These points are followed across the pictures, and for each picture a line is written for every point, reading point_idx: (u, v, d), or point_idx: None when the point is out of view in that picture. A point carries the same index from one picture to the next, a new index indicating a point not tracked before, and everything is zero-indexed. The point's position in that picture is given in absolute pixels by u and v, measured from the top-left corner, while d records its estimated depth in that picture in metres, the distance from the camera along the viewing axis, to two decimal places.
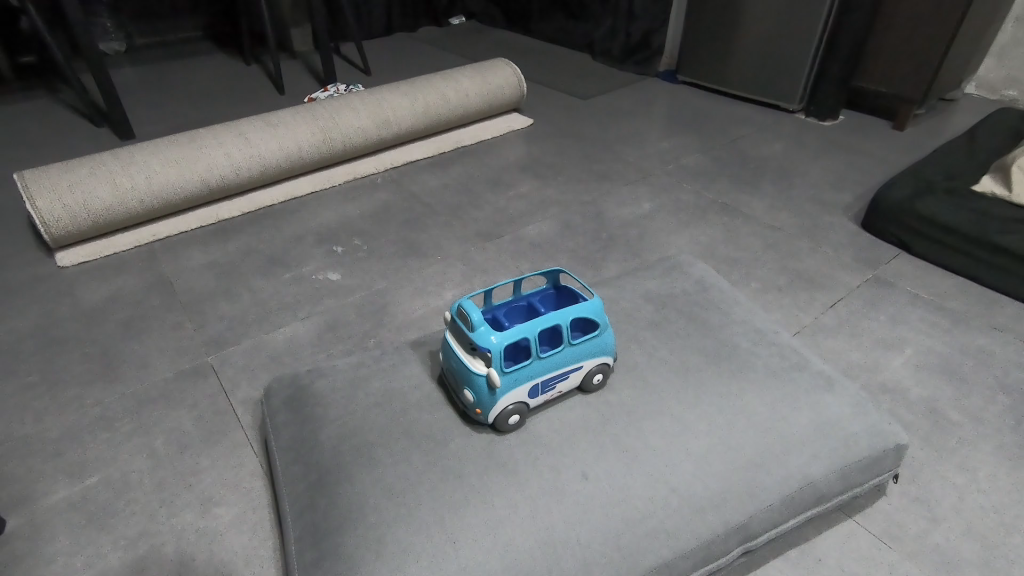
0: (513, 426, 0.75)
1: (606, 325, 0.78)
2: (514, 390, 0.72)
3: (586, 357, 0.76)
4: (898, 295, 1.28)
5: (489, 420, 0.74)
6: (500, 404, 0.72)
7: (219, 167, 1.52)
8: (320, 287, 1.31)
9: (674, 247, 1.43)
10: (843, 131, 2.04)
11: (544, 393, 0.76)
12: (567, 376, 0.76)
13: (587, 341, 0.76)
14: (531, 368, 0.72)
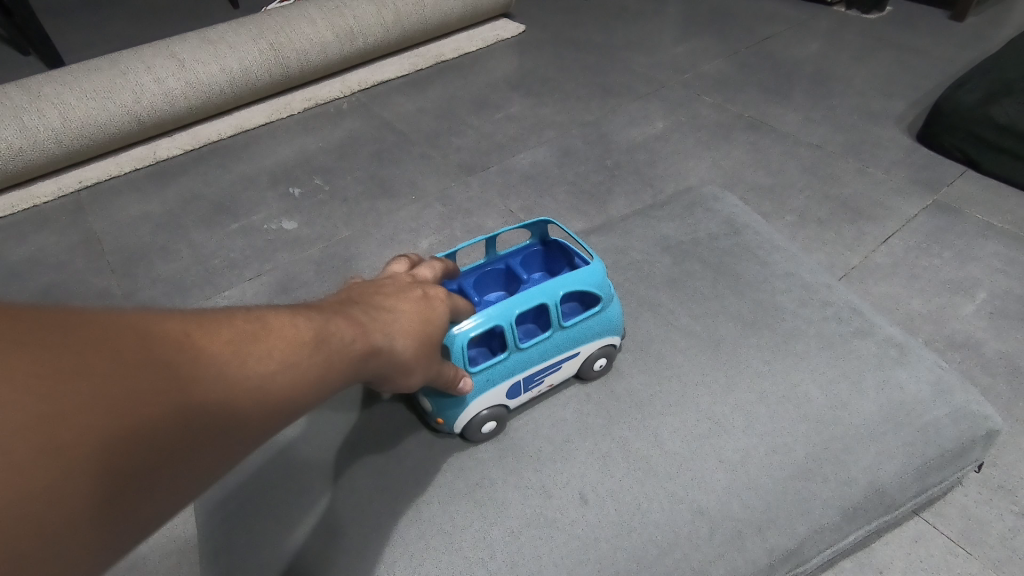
0: (490, 434, 0.58)
1: (610, 298, 0.59)
2: (485, 393, 0.55)
3: (584, 343, 0.58)
4: (965, 224, 1.06)
5: (455, 429, 0.57)
6: (466, 413, 0.55)
7: (149, 97, 1.28)
8: (272, 238, 1.11)
9: (692, 173, 1.20)
10: (891, 25, 1.73)
11: (529, 390, 0.58)
12: (560, 368, 0.58)
13: (584, 322, 0.57)
14: (508, 364, 0.55)
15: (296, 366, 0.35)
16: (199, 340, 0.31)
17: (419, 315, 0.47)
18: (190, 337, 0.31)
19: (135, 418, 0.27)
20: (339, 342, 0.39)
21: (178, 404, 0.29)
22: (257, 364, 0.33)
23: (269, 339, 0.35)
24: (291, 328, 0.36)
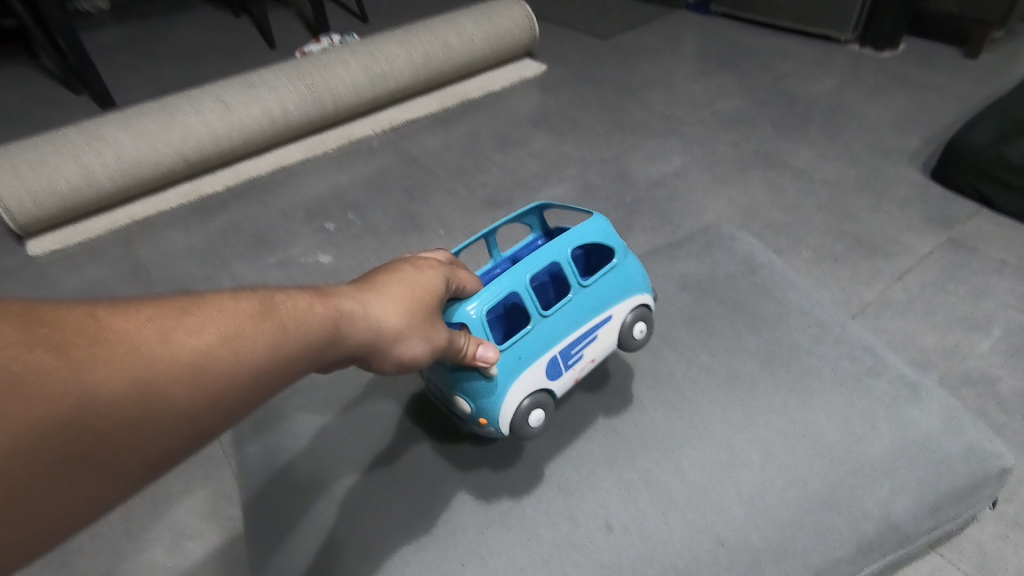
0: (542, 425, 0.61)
1: (617, 259, 0.63)
2: (528, 371, 0.58)
3: (609, 303, 0.63)
4: (980, 261, 1.09)
5: (502, 426, 0.59)
6: (514, 400, 0.57)
7: (196, 138, 1.36)
8: (309, 271, 1.17)
9: (709, 209, 1.24)
10: (905, 63, 1.77)
11: (567, 365, 0.61)
12: (596, 336, 0.62)
13: (599, 284, 0.62)
14: (541, 330, 0.58)
15: (237, 334, 0.34)
16: (112, 319, 0.31)
17: (400, 286, 0.48)
18: (100, 318, 0.31)
19: (61, 393, 0.28)
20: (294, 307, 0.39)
21: (103, 381, 0.29)
22: (186, 334, 0.33)
23: (223, 305, 0.35)
24: (234, 300, 0.36)
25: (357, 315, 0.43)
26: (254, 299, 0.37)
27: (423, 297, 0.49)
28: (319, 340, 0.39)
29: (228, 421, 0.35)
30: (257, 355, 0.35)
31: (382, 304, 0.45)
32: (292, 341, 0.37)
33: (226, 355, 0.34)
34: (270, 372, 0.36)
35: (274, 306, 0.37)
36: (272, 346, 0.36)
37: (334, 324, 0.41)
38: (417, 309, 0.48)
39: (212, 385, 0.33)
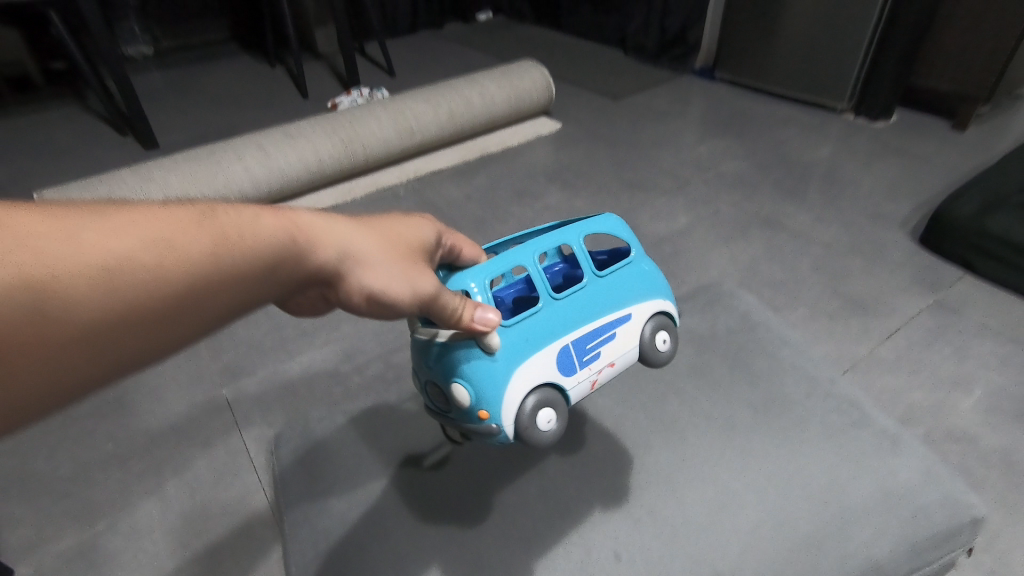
0: (551, 429, 0.57)
1: (630, 265, 0.65)
2: (535, 354, 0.57)
3: (624, 299, 0.63)
4: (964, 324, 1.17)
5: (499, 416, 0.55)
6: (519, 386, 0.55)
7: (237, 183, 1.48)
8: (338, 311, 1.26)
9: (712, 266, 1.34)
10: (897, 133, 1.89)
11: (579, 359, 0.59)
12: (614, 334, 0.61)
13: (612, 283, 0.63)
14: (552, 311, 0.59)
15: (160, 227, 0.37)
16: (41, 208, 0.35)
17: (365, 223, 0.51)
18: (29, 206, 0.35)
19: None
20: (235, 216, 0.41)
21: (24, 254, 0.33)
22: (108, 223, 0.36)
23: (179, 206, 0.39)
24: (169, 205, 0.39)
25: (313, 234, 0.46)
26: (197, 210, 0.40)
27: (391, 235, 0.52)
28: (268, 250, 0.42)
29: (155, 304, 0.37)
30: (195, 252, 0.38)
31: (343, 230, 0.48)
32: (233, 248, 0.40)
33: (166, 251, 0.37)
34: (211, 268, 0.39)
35: (217, 217, 0.41)
36: (212, 245, 0.39)
37: (286, 236, 0.44)
38: (378, 242, 0.50)
39: (152, 273, 0.36)
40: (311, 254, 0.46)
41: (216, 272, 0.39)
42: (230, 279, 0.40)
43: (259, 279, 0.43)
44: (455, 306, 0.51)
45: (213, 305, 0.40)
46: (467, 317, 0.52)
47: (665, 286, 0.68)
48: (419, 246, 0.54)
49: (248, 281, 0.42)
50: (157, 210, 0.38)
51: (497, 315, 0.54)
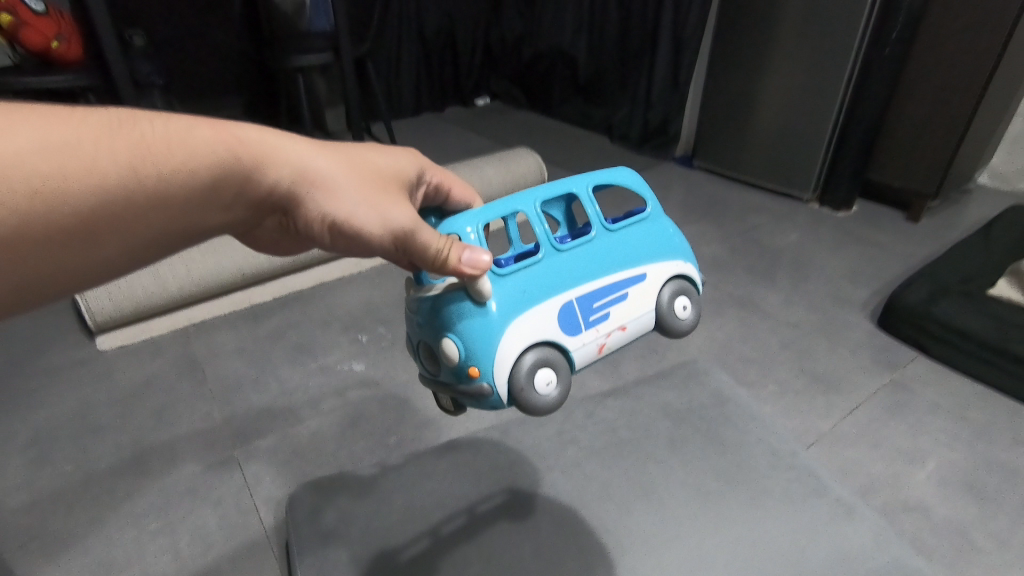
0: (551, 388, 0.66)
1: (634, 228, 0.75)
2: (544, 311, 0.67)
3: (634, 260, 0.73)
4: (918, 402, 1.28)
5: (488, 367, 0.64)
6: (522, 340, 0.64)
7: (254, 257, 1.56)
8: (344, 378, 1.34)
9: (691, 343, 1.45)
10: (858, 222, 2.07)
11: (582, 311, 0.69)
12: (624, 294, 0.71)
13: (614, 243, 0.73)
14: (559, 270, 0.69)
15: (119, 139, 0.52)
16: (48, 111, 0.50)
17: (314, 147, 0.63)
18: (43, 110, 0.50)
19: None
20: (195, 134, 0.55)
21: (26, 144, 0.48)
22: (85, 127, 0.50)
23: (154, 122, 0.54)
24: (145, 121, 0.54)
25: (253, 150, 0.59)
26: (140, 116, 0.54)
27: (337, 158, 0.63)
28: (200, 160, 0.55)
29: (118, 193, 0.52)
30: (124, 153, 0.52)
31: (286, 150, 0.60)
32: (166, 153, 0.53)
33: (99, 150, 0.51)
34: (144, 169, 0.53)
35: (154, 122, 0.54)
36: (134, 150, 0.52)
37: (221, 149, 0.56)
38: (324, 164, 0.62)
39: (89, 168, 0.50)
40: (249, 171, 0.59)
41: (148, 173, 0.53)
42: (159, 181, 0.54)
43: (197, 188, 0.56)
44: (439, 246, 0.61)
45: (156, 203, 0.54)
46: (454, 260, 0.61)
47: (681, 249, 0.77)
48: (372, 171, 0.65)
49: (182, 187, 0.55)
50: (109, 118, 0.52)
51: (488, 258, 0.62)
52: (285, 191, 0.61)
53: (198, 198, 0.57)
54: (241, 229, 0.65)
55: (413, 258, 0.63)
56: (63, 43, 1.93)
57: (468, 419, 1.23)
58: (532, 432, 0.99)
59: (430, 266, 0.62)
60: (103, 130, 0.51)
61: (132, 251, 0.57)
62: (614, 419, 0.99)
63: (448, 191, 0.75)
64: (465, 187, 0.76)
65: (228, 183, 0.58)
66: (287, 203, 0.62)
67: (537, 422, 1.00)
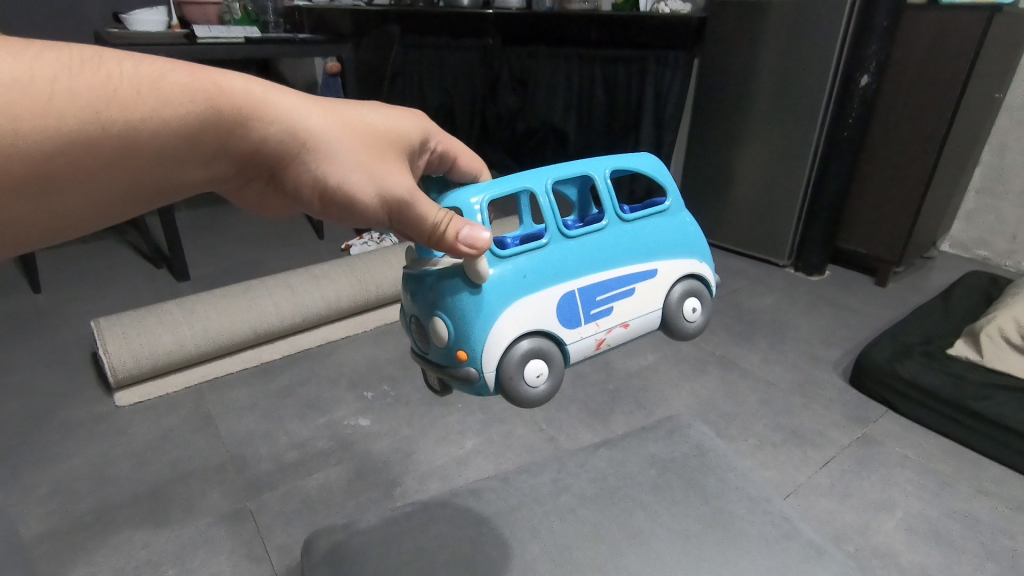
0: (541, 380, 0.70)
1: (648, 222, 0.78)
2: (546, 299, 0.70)
3: (643, 255, 0.76)
4: (887, 455, 1.38)
5: (477, 353, 0.68)
6: (518, 327, 0.68)
7: (267, 317, 1.66)
8: (350, 433, 1.42)
9: (676, 400, 1.55)
10: (830, 286, 2.22)
11: (585, 301, 0.72)
12: (631, 289, 0.74)
13: (625, 235, 0.75)
14: (567, 258, 0.72)
15: (82, 78, 0.47)
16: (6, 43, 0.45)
17: (305, 100, 0.57)
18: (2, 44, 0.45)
19: None
20: (169, 83, 0.50)
21: None
22: (44, 65, 0.46)
23: (123, 63, 0.49)
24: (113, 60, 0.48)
25: (236, 101, 0.54)
26: (107, 55, 0.48)
27: (331, 115, 0.57)
28: (175, 110, 0.51)
29: (81, 140, 0.47)
30: (86, 97, 0.47)
31: (274, 104, 0.55)
32: (135, 100, 0.49)
33: (56, 90, 0.46)
34: (110, 116, 0.48)
35: (123, 64, 0.49)
36: (100, 92, 0.47)
37: (198, 101, 0.51)
38: (316, 121, 0.57)
39: (44, 109, 0.45)
40: (231, 124, 0.54)
41: (115, 120, 0.48)
42: (127, 131, 0.49)
43: (170, 142, 0.52)
44: (439, 220, 0.57)
45: (123, 156, 0.50)
46: (452, 236, 0.58)
47: (693, 249, 0.80)
48: (371, 132, 0.59)
49: (153, 139, 0.50)
50: (72, 53, 0.47)
51: (488, 237, 0.59)
52: (271, 150, 0.56)
53: (172, 152, 0.52)
54: (223, 185, 0.61)
55: (407, 229, 0.59)
56: None
57: (467, 471, 1.31)
58: (529, 480, 1.07)
59: (426, 240, 0.58)
60: (62, 68, 0.46)
61: (99, 203, 0.53)
62: (604, 469, 1.08)
63: (456, 159, 0.71)
64: (474, 156, 0.72)
65: (206, 138, 0.53)
66: (272, 160, 0.57)
67: (534, 471, 1.09)
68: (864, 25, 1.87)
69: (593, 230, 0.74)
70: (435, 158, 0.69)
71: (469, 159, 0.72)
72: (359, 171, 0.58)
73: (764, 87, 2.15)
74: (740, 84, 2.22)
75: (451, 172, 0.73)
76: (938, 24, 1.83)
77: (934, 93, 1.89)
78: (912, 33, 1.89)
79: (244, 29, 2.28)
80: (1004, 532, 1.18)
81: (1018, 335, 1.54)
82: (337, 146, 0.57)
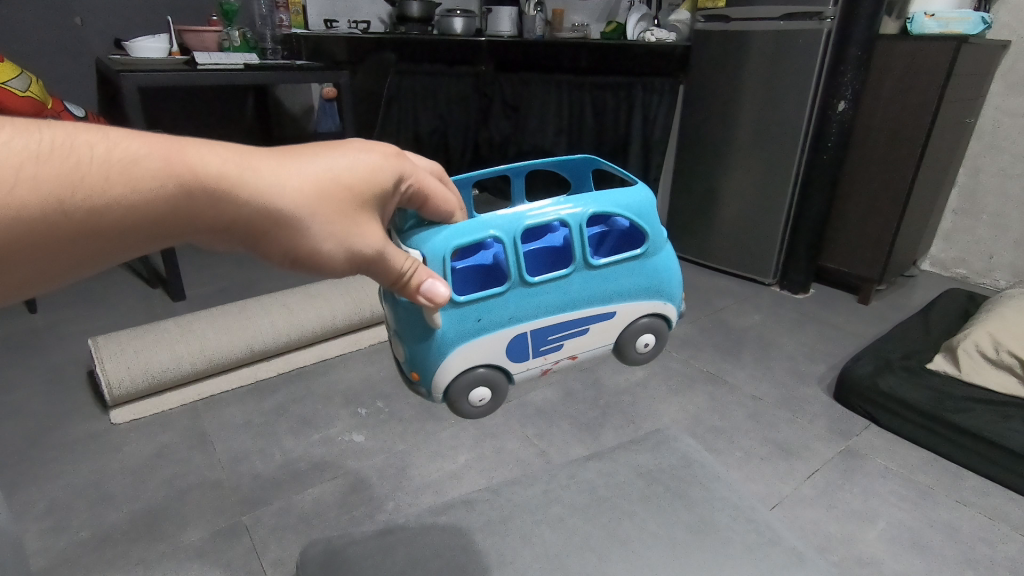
0: (481, 403, 0.82)
1: (617, 265, 0.76)
2: (497, 337, 0.76)
3: (608, 298, 0.76)
4: (870, 467, 1.41)
5: (425, 381, 0.75)
6: (465, 363, 0.75)
7: (263, 335, 1.68)
8: (345, 448, 1.44)
9: (665, 414, 1.59)
10: (814, 304, 2.27)
11: (535, 341, 0.77)
12: (586, 330, 0.76)
13: (590, 279, 0.75)
14: (523, 301, 0.75)
15: (36, 164, 0.39)
16: None
17: (291, 169, 0.50)
18: None
19: None
20: (138, 162, 0.43)
21: None
22: None
23: (80, 141, 0.41)
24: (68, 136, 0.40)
25: (214, 175, 0.46)
26: (75, 134, 0.41)
27: (319, 184, 0.51)
28: (145, 194, 0.43)
29: (38, 234, 0.40)
30: (49, 187, 0.40)
31: (254, 172, 0.48)
32: (104, 187, 0.41)
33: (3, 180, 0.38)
34: (73, 205, 0.41)
35: (92, 145, 0.41)
36: (60, 181, 0.40)
37: (172, 182, 0.44)
38: (300, 189, 0.50)
39: None
40: (208, 201, 0.47)
41: (78, 209, 0.41)
42: (91, 220, 0.42)
43: (138, 227, 0.44)
44: (405, 269, 0.57)
45: (85, 246, 0.43)
46: (415, 285, 0.59)
47: (662, 291, 0.80)
48: (359, 191, 0.53)
49: (121, 225, 0.43)
50: (31, 135, 0.39)
51: (446, 294, 0.60)
52: (252, 229, 0.50)
53: (140, 236, 0.45)
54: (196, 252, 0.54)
55: (388, 278, 0.58)
56: None
57: (460, 485, 1.33)
58: (521, 491, 1.10)
59: (393, 285, 0.59)
60: (23, 155, 0.39)
61: (48, 283, 0.45)
62: (593, 479, 1.12)
63: (426, 202, 0.63)
64: (445, 197, 0.64)
65: (180, 221, 0.46)
66: (252, 237, 0.51)
67: (525, 483, 1.12)
68: (839, 54, 1.97)
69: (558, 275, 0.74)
70: (406, 196, 0.62)
71: (441, 199, 0.65)
72: (347, 246, 0.53)
73: (746, 112, 2.23)
74: (723, 110, 2.30)
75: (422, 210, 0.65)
76: (908, 54, 1.93)
77: (908, 120, 1.97)
78: (885, 62, 1.99)
79: (243, 56, 2.34)
80: (983, 540, 1.22)
81: (993, 350, 1.60)
82: (323, 216, 0.51)
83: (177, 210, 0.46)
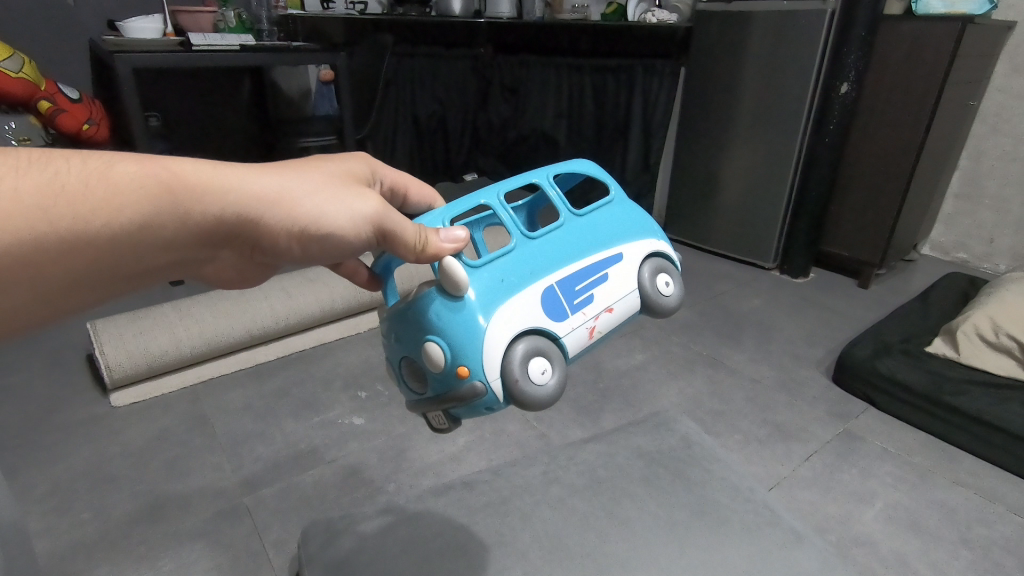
0: (546, 375, 0.66)
1: (597, 211, 0.78)
2: (528, 298, 0.68)
3: (607, 243, 0.76)
4: (868, 449, 1.42)
5: (474, 364, 0.64)
6: (510, 330, 0.65)
7: (262, 319, 1.68)
8: (345, 431, 1.45)
9: (664, 397, 1.59)
10: (814, 288, 2.27)
11: (569, 295, 0.70)
12: (604, 274, 0.73)
13: (579, 227, 0.75)
14: (534, 256, 0.71)
15: (23, 176, 0.46)
16: None
17: (258, 168, 0.57)
18: None
19: None
20: (116, 170, 0.50)
21: None
22: None
23: (63, 161, 0.48)
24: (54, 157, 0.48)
25: (190, 176, 0.53)
26: (62, 156, 0.48)
27: (284, 177, 0.58)
28: (128, 195, 0.50)
29: (35, 241, 0.47)
30: (39, 197, 0.46)
31: (226, 172, 0.55)
32: (86, 192, 0.48)
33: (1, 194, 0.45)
34: (61, 211, 0.47)
35: (76, 160, 0.49)
36: (48, 190, 0.47)
37: (150, 183, 0.51)
38: (269, 182, 0.56)
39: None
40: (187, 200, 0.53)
41: (66, 215, 0.47)
42: (81, 225, 0.48)
43: (125, 230, 0.50)
44: (413, 232, 0.61)
45: (82, 251, 0.49)
46: (434, 240, 0.62)
47: (652, 230, 0.81)
48: (326, 181, 0.60)
49: (111, 229, 0.49)
50: (13, 157, 0.46)
51: (464, 233, 0.64)
52: (229, 221, 0.55)
53: (130, 241, 0.51)
54: (190, 268, 0.60)
55: (386, 247, 0.62)
56: (94, 126, 2.14)
57: (460, 468, 1.34)
58: (522, 472, 1.10)
59: (403, 253, 0.62)
60: (17, 172, 0.46)
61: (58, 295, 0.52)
62: (593, 461, 1.12)
63: (407, 191, 0.72)
64: (423, 184, 0.74)
65: (167, 223, 0.52)
66: (233, 229, 0.56)
67: (525, 464, 1.12)
68: (842, 36, 1.94)
69: (554, 228, 0.74)
70: (386, 193, 0.71)
71: (417, 194, 0.74)
72: (327, 223, 0.58)
73: (749, 94, 2.21)
74: (726, 92, 2.28)
75: (405, 206, 0.74)
76: (914, 35, 1.90)
77: (911, 102, 1.95)
78: (888, 45, 1.97)
79: (238, 37, 2.30)
80: (979, 521, 1.23)
81: (993, 333, 1.60)
82: (294, 201, 0.57)
83: (160, 209, 0.51)
